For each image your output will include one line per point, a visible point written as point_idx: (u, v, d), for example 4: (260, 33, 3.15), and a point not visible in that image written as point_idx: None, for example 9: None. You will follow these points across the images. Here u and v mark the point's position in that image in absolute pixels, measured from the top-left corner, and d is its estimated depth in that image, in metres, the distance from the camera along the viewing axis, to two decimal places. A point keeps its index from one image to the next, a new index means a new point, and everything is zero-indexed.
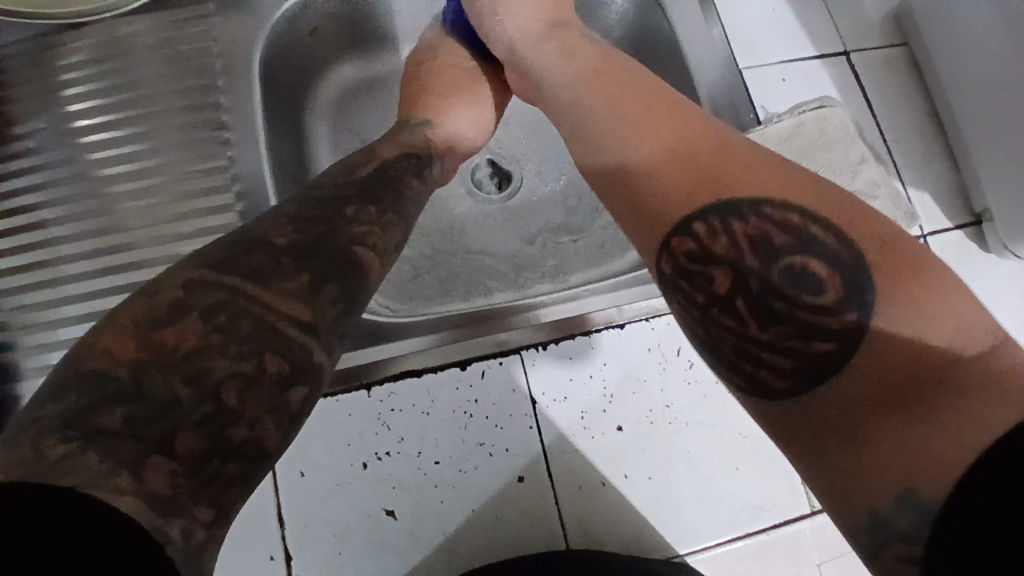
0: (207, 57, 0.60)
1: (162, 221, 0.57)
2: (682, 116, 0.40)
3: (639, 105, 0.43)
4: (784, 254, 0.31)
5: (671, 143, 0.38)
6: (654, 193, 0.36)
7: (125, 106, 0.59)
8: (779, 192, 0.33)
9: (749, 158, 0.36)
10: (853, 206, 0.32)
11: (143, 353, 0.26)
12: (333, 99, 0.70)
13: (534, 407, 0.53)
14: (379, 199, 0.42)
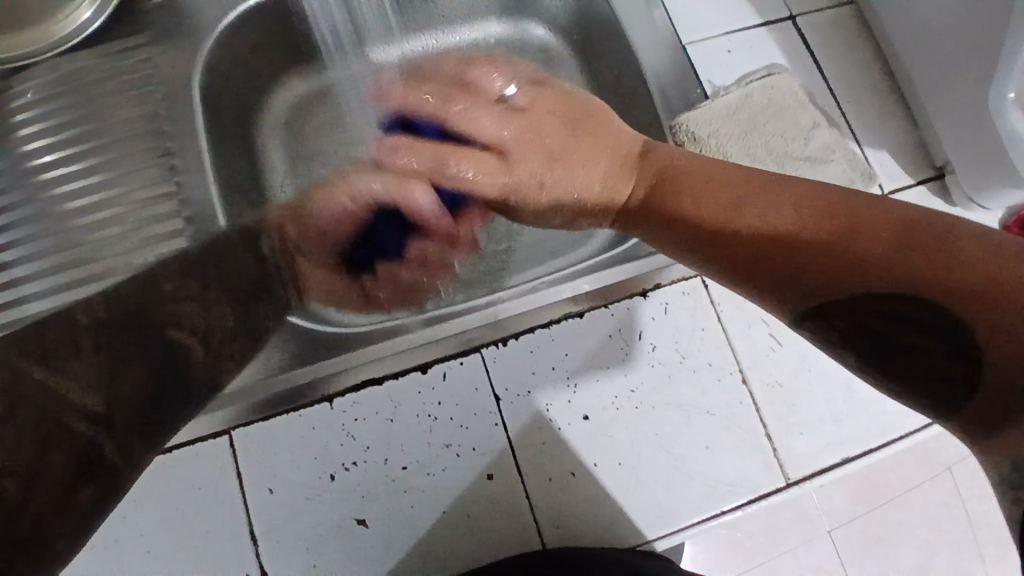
0: (149, 86, 0.61)
1: (121, 256, 0.58)
2: (760, 187, 0.42)
3: (705, 186, 0.44)
4: (899, 325, 0.33)
5: (750, 233, 0.40)
6: (755, 281, 0.39)
7: (75, 142, 0.60)
8: (867, 262, 0.34)
9: (831, 224, 0.36)
10: (948, 242, 0.32)
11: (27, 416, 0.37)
12: (284, 116, 0.70)
13: (498, 404, 0.53)
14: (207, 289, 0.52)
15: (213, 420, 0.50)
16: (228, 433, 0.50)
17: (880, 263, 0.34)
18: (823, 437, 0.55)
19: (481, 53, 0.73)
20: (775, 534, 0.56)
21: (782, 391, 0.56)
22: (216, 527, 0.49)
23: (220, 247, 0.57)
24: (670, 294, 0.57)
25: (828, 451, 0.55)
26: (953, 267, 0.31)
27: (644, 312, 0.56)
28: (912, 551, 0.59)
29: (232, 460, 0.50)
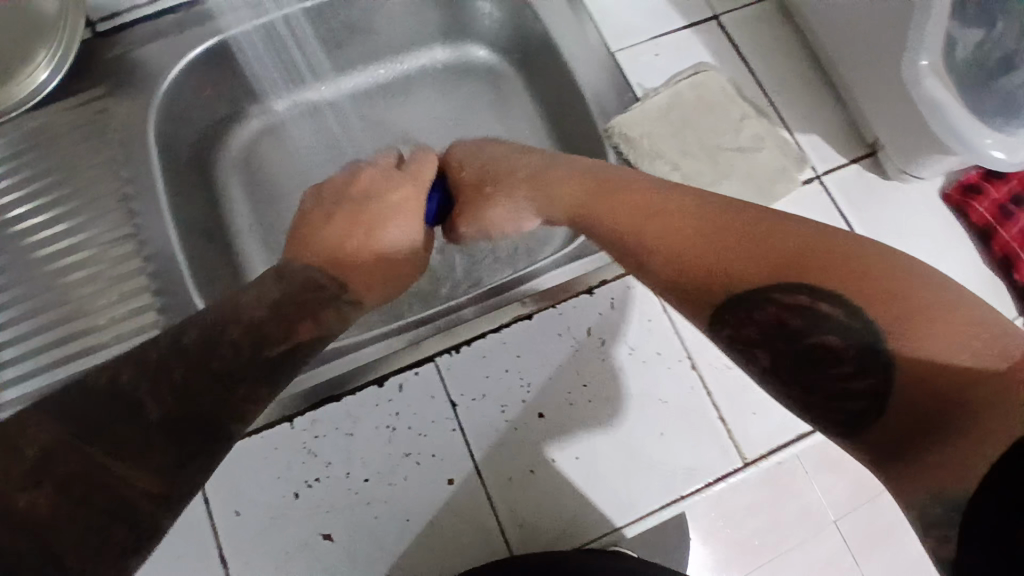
0: (104, 136, 0.63)
1: (86, 301, 0.60)
2: (682, 196, 0.41)
3: (634, 196, 0.43)
4: (808, 333, 0.32)
5: (677, 228, 0.38)
6: (675, 287, 0.37)
7: (39, 195, 0.62)
8: (790, 269, 0.33)
9: (747, 232, 0.36)
10: (858, 254, 0.32)
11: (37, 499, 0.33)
12: (241, 155, 0.73)
13: (454, 409, 0.55)
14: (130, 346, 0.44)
15: None
16: None
17: (792, 270, 0.33)
18: (776, 416, 0.56)
19: (427, 78, 0.76)
20: (779, 532, 0.63)
21: (732, 375, 0.57)
22: (187, 553, 0.50)
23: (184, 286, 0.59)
24: (616, 290, 0.58)
25: (783, 429, 0.56)
26: (864, 277, 0.31)
27: (591, 308, 0.58)
28: (894, 512, 0.66)
29: (198, 486, 0.51)
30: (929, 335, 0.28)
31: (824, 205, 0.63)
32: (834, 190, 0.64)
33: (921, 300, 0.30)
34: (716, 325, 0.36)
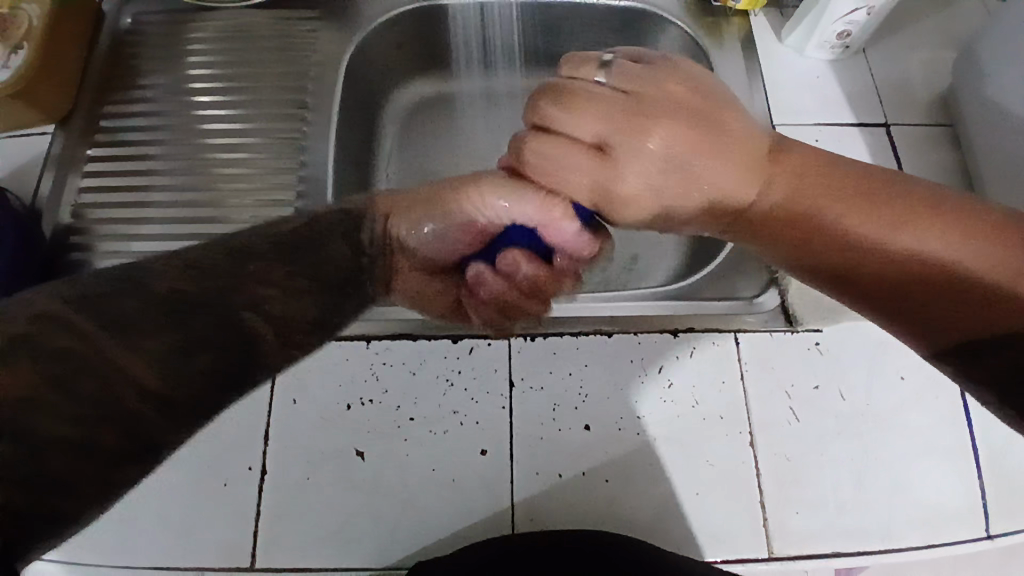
0: (305, 51, 0.73)
1: (232, 178, 0.68)
2: (832, 207, 0.49)
3: (799, 182, 0.50)
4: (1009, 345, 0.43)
5: (854, 245, 0.48)
6: (877, 284, 0.48)
7: (232, 79, 0.72)
8: (903, 260, 0.46)
9: (859, 221, 0.48)
10: (913, 226, 0.46)
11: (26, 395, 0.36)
12: (404, 110, 0.80)
13: (511, 389, 0.57)
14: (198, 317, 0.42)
15: None
16: None
17: (938, 265, 0.46)
18: (821, 520, 0.53)
19: None
20: None
21: (788, 464, 0.55)
22: (240, 417, 0.55)
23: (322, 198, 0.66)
24: (700, 341, 0.58)
25: (827, 540, 0.53)
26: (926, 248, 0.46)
27: (669, 349, 0.58)
28: None
29: None
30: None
31: None
32: None
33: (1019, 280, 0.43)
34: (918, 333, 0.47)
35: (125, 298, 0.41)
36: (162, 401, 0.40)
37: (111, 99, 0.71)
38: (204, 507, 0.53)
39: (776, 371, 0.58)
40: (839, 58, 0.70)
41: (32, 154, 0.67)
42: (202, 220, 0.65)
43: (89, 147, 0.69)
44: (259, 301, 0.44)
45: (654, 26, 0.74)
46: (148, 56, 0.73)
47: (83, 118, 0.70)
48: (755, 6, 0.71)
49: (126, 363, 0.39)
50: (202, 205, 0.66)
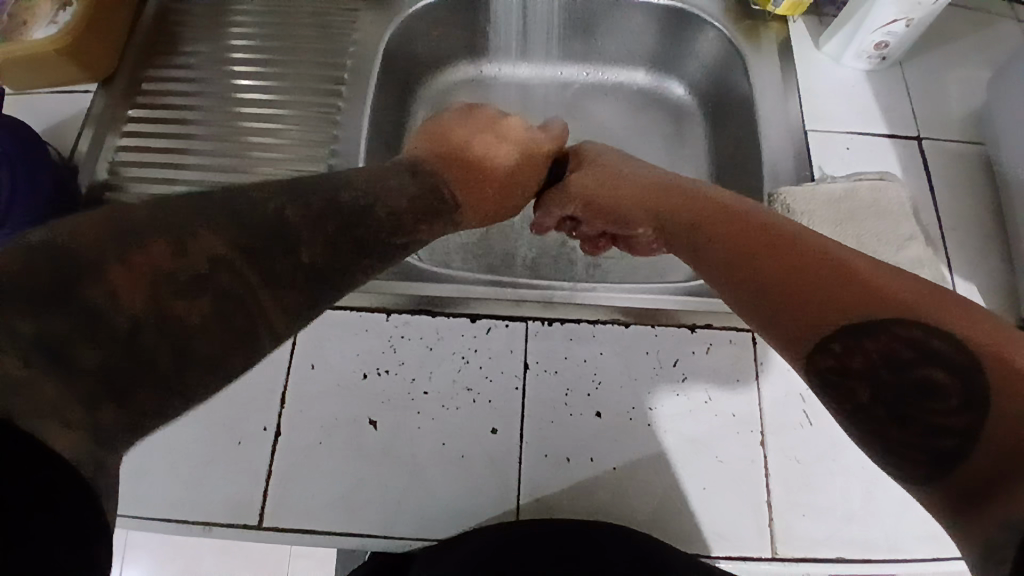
0: (346, 30, 0.74)
1: (265, 147, 0.69)
2: (733, 226, 0.42)
3: (703, 201, 0.48)
4: (829, 345, 0.32)
5: (741, 264, 0.40)
6: (748, 299, 0.38)
7: (272, 51, 0.74)
8: (791, 277, 0.36)
9: (791, 245, 0.38)
10: (824, 252, 0.35)
11: (144, 313, 0.30)
12: (437, 95, 0.81)
13: (525, 371, 0.57)
14: (232, 262, 0.33)
15: None
16: None
17: (823, 274, 0.34)
18: (828, 526, 0.53)
19: (621, 94, 0.82)
20: None
21: (798, 467, 0.55)
22: (259, 379, 0.56)
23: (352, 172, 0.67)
24: (717, 337, 0.58)
25: (831, 546, 0.53)
26: (880, 279, 0.32)
27: (686, 344, 0.58)
28: None
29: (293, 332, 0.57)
30: (905, 331, 0.30)
31: None
32: None
33: (918, 324, 0.30)
34: (807, 348, 0.34)
35: (226, 275, 0.33)
36: (216, 335, 0.32)
37: (154, 63, 0.73)
38: (217, 462, 0.54)
39: (792, 373, 0.57)
40: (876, 69, 0.70)
41: (75, 111, 0.69)
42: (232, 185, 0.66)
43: (130, 108, 0.70)
44: (277, 248, 0.35)
45: (691, 27, 0.74)
46: (192, 24, 0.75)
47: (126, 79, 0.71)
48: (796, 12, 0.71)
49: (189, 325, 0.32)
50: (233, 171, 0.68)
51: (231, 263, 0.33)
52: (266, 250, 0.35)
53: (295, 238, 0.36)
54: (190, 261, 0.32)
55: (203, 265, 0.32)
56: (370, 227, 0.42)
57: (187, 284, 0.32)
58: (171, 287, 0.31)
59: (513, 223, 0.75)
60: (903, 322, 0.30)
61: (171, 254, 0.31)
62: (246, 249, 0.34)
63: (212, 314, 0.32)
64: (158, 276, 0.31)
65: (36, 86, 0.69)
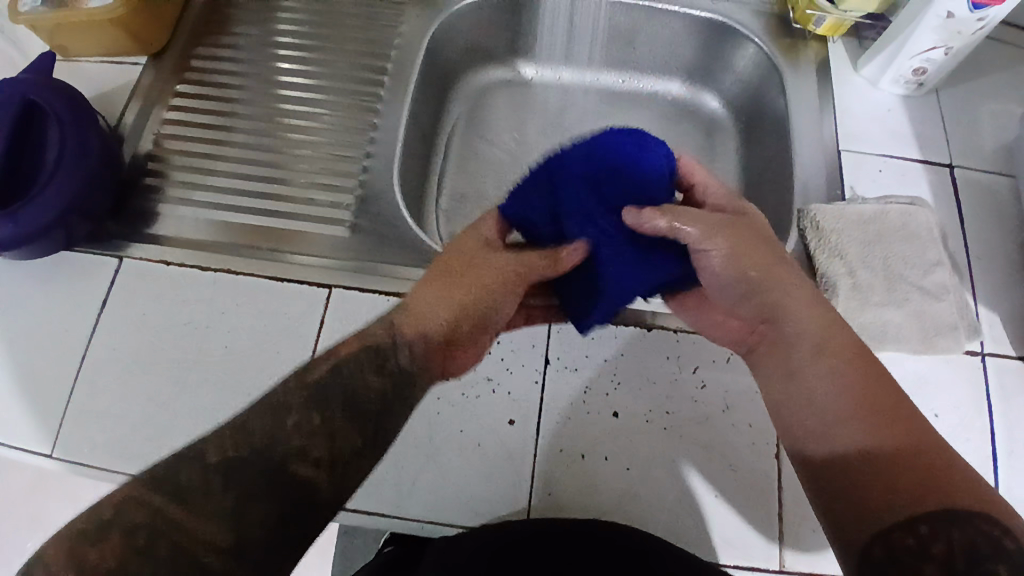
0: (392, 23, 0.76)
1: (305, 130, 0.70)
2: (848, 383, 0.47)
3: (815, 326, 0.49)
4: (915, 527, 0.40)
5: (852, 441, 0.45)
6: (862, 476, 0.44)
7: (319, 39, 0.75)
8: (921, 485, 0.41)
9: (897, 430, 0.44)
10: (921, 450, 0.43)
11: (71, 572, 0.35)
12: (474, 91, 0.82)
13: (545, 366, 0.58)
14: (242, 481, 0.40)
15: (324, 277, 0.60)
16: (329, 289, 0.59)
17: (920, 480, 0.42)
18: None
19: (656, 101, 0.83)
20: None
21: None
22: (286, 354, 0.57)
23: (389, 161, 0.68)
24: None
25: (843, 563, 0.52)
26: (961, 487, 0.41)
27: (707, 351, 0.58)
28: None
29: (323, 310, 0.58)
30: (958, 527, 0.39)
31: (976, 381, 0.59)
32: (988, 373, 0.59)
33: (998, 524, 0.39)
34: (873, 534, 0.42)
35: (136, 506, 0.38)
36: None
37: (203, 42, 0.75)
38: None
39: None
40: (912, 95, 0.71)
41: (124, 81, 0.71)
42: (270, 166, 0.68)
43: (177, 82, 0.72)
44: (236, 483, 0.40)
45: (732, 41, 0.75)
46: (242, 7, 0.77)
47: (175, 55, 0.73)
48: (837, 32, 0.72)
49: None
50: (271, 152, 0.69)
51: (147, 499, 0.38)
52: (278, 475, 0.42)
53: (289, 455, 0.42)
54: (118, 553, 0.37)
55: (143, 539, 0.37)
56: (307, 407, 0.45)
57: (99, 532, 0.37)
58: (93, 534, 0.37)
59: None
60: (986, 519, 0.39)
61: (124, 534, 0.37)
62: (235, 476, 0.40)
63: (147, 563, 0.37)
64: (78, 535, 0.37)
65: (86, 54, 0.71)
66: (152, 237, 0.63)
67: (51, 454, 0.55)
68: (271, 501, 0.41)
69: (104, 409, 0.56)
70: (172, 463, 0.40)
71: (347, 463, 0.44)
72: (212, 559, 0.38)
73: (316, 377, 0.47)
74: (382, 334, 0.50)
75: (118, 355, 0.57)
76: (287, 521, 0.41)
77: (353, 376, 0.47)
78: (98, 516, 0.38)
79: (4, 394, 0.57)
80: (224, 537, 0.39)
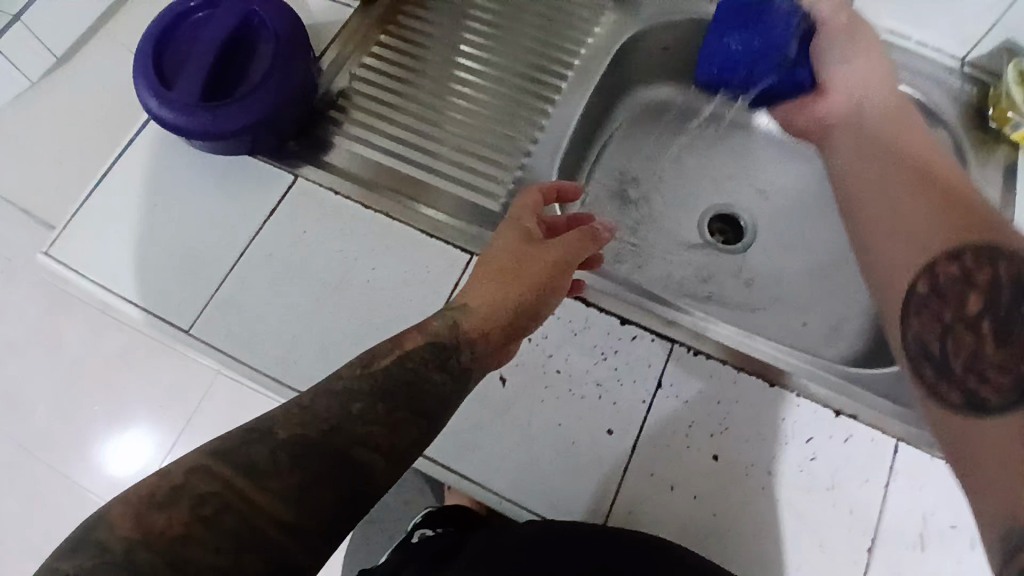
0: (585, 24, 0.77)
1: (480, 103, 0.73)
2: (907, 195, 0.47)
3: (882, 177, 0.52)
4: (952, 267, 0.40)
5: (893, 231, 0.46)
6: (896, 260, 0.45)
7: (514, 22, 0.78)
8: (953, 232, 0.41)
9: (930, 212, 0.44)
10: (946, 218, 0.43)
11: (137, 532, 0.38)
12: (640, 107, 0.83)
13: (656, 389, 0.57)
14: (308, 460, 0.43)
15: (467, 243, 0.62)
16: (471, 255, 0.61)
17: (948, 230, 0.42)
18: None
19: None
20: None
21: None
22: (417, 302, 0.59)
23: (551, 152, 0.70)
24: (859, 431, 0.56)
25: None
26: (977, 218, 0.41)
27: (826, 425, 0.56)
28: None
29: (459, 272, 0.60)
30: (969, 261, 0.39)
31: None
32: None
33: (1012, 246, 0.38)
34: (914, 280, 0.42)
35: (202, 479, 0.40)
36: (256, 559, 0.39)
37: (411, 2, 0.79)
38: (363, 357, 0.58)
39: (928, 497, 0.53)
40: None
41: (334, 20, 0.76)
42: (440, 127, 0.71)
43: (379, 32, 0.77)
44: (299, 463, 0.42)
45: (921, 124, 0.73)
46: None
47: (383, 7, 0.78)
48: None
49: (187, 552, 0.38)
50: (445, 115, 0.72)
51: (211, 470, 0.41)
52: (341, 460, 0.44)
53: (353, 440, 0.44)
54: (184, 520, 0.39)
55: (209, 509, 0.40)
56: (372, 399, 0.47)
57: (167, 499, 0.39)
58: (159, 501, 0.39)
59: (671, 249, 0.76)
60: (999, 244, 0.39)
61: (191, 505, 0.39)
62: (299, 457, 0.43)
63: (219, 531, 0.39)
64: (146, 499, 0.39)
65: None
66: (322, 163, 0.67)
67: (186, 330, 0.61)
68: (329, 484, 0.43)
69: (243, 306, 0.60)
70: (243, 434, 0.43)
71: (401, 450, 0.46)
72: (274, 531, 0.40)
73: (378, 368, 0.48)
74: (446, 331, 0.51)
75: (266, 261, 0.62)
76: (344, 503, 0.43)
77: (416, 372, 0.49)
78: (168, 483, 0.40)
79: (161, 267, 0.63)
80: (290, 512, 0.41)
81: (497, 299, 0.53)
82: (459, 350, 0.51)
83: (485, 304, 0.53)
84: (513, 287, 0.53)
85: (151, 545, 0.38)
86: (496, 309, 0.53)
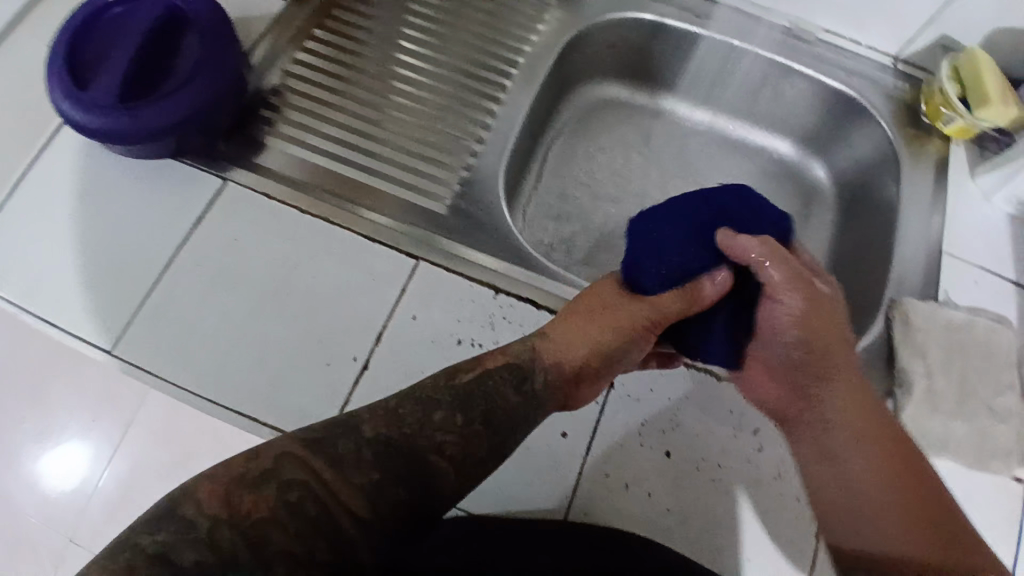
0: (530, 18, 0.76)
1: (423, 101, 0.70)
2: (882, 446, 0.50)
3: (863, 410, 0.51)
4: None
5: (863, 486, 0.49)
6: (863, 519, 0.48)
7: (457, 16, 0.76)
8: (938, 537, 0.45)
9: (908, 492, 0.48)
10: (912, 506, 0.47)
11: (223, 512, 0.38)
12: (586, 104, 0.84)
13: (608, 389, 0.57)
14: (392, 463, 0.42)
15: (413, 248, 0.60)
16: (417, 261, 0.59)
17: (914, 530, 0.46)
18: None
19: (760, 157, 0.83)
20: None
21: None
22: (362, 312, 0.57)
23: (498, 152, 0.68)
24: None
25: None
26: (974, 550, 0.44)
27: None
28: None
29: (405, 279, 0.58)
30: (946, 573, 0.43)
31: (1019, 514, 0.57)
32: None
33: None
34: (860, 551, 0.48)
35: (292, 465, 0.40)
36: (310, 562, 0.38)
37: None
38: (305, 370, 0.55)
39: None
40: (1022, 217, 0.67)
41: (265, 11, 0.72)
42: (382, 127, 0.68)
43: (316, 26, 0.73)
44: (373, 467, 0.42)
45: (858, 119, 0.75)
46: None
47: None
48: (964, 135, 0.69)
49: (264, 535, 0.38)
50: (386, 113, 0.69)
51: (306, 460, 0.41)
52: (420, 469, 0.43)
53: (430, 447, 0.44)
54: (269, 505, 0.39)
55: (294, 495, 0.39)
56: (453, 407, 0.46)
57: (256, 481, 0.39)
58: (249, 482, 0.39)
59: (619, 246, 0.76)
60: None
61: (275, 489, 0.39)
62: (395, 456, 0.43)
63: (293, 518, 0.39)
64: (232, 480, 0.39)
65: None
66: (256, 165, 0.63)
67: (111, 351, 0.57)
68: (403, 489, 0.42)
69: (174, 322, 0.57)
70: (327, 427, 0.43)
71: (478, 458, 0.45)
72: (348, 527, 0.40)
73: (463, 382, 0.48)
74: (526, 353, 0.51)
75: (198, 272, 0.58)
76: (414, 512, 0.42)
77: (497, 388, 0.48)
78: (257, 467, 0.40)
79: (80, 285, 0.59)
80: (365, 511, 0.40)
81: (587, 334, 0.53)
82: (539, 369, 0.50)
83: (571, 337, 0.53)
84: (597, 325, 0.53)
85: (212, 534, 0.37)
86: (587, 339, 0.52)
